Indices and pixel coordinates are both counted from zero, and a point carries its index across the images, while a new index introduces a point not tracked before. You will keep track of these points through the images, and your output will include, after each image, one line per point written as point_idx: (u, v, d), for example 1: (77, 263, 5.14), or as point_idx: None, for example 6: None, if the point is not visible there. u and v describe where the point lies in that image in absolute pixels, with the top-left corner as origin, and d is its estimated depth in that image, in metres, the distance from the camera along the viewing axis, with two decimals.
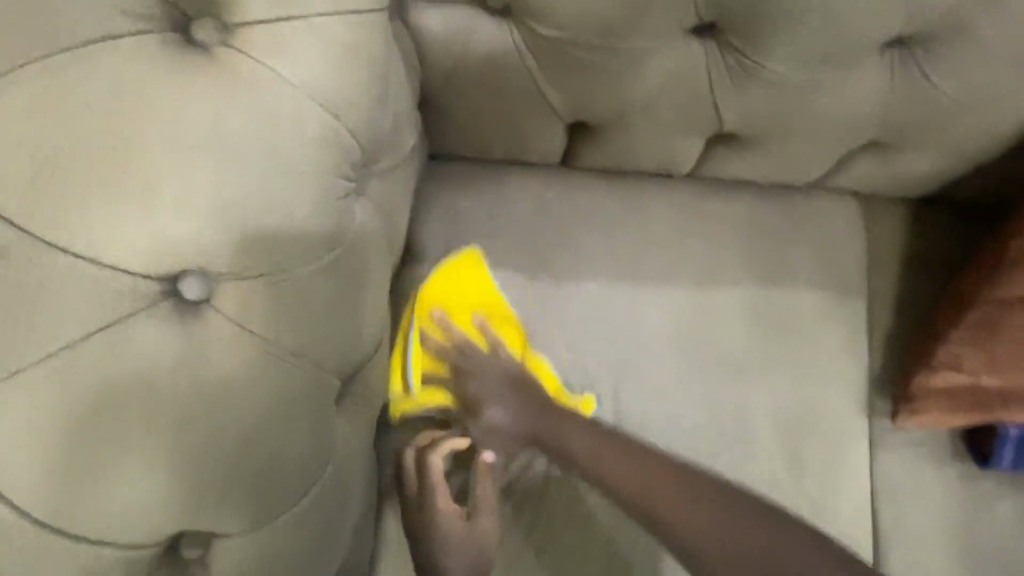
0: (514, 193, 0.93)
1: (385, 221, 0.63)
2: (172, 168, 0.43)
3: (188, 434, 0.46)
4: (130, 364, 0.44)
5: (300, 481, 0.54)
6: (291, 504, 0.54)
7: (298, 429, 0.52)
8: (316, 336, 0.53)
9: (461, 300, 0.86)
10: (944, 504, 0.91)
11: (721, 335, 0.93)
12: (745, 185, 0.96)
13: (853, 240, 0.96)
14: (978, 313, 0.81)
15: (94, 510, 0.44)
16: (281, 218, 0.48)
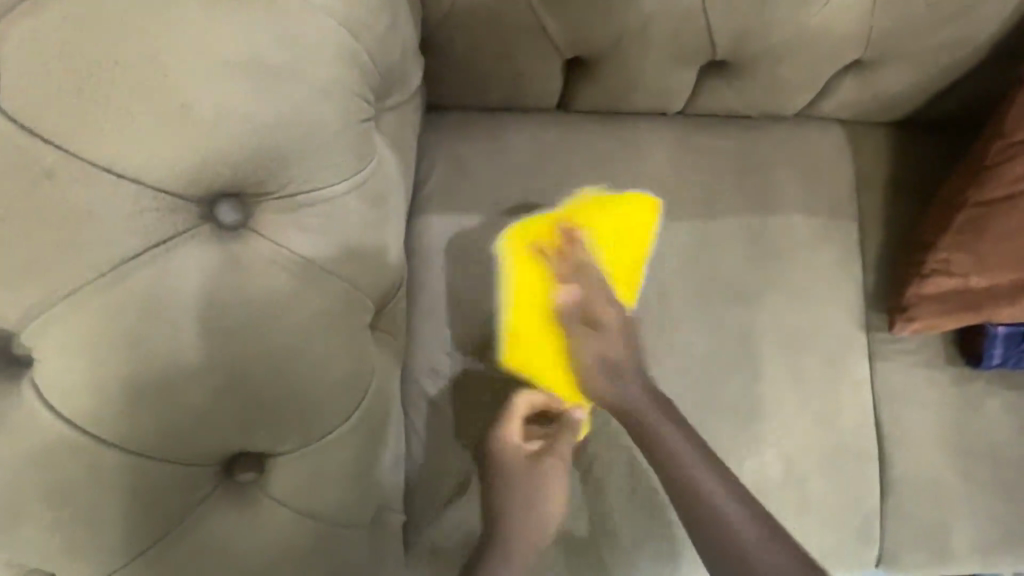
0: (515, 137, 0.94)
1: (398, 154, 0.65)
2: (201, 80, 0.45)
3: (238, 346, 0.48)
4: (178, 285, 0.46)
5: (344, 401, 0.55)
6: (338, 420, 0.55)
7: (339, 348, 0.54)
8: (349, 257, 0.54)
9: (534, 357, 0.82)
10: (941, 405, 0.96)
11: (724, 262, 0.96)
12: (734, 117, 0.99)
13: (840, 162, 1.00)
14: (965, 216, 0.85)
15: (152, 428, 0.46)
16: (311, 134, 0.50)
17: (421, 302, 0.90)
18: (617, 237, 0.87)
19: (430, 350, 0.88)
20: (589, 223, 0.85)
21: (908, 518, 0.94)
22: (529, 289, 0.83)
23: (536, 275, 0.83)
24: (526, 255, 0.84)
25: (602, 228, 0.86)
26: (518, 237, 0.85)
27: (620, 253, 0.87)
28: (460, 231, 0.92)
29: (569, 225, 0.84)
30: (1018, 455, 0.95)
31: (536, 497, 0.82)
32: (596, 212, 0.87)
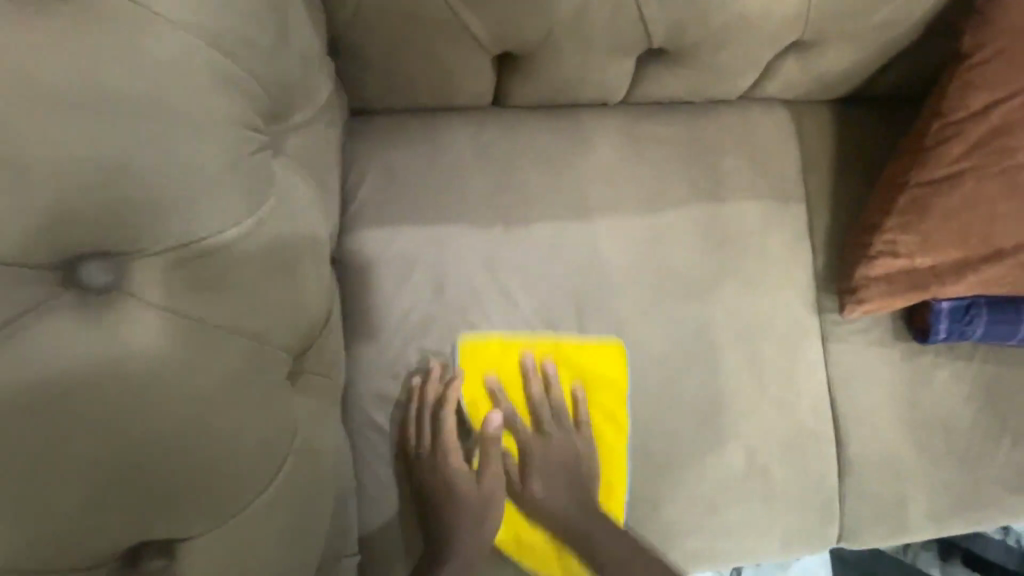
0: (449, 139, 0.88)
1: (305, 180, 0.59)
2: (47, 135, 0.41)
3: (116, 430, 0.43)
4: (29, 372, 0.41)
5: (259, 468, 0.50)
6: (254, 490, 0.51)
7: (232, 416, 0.48)
8: (237, 308, 0.49)
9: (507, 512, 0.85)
10: (893, 383, 0.97)
11: (676, 254, 0.93)
12: (676, 105, 0.96)
13: (786, 144, 0.98)
14: (909, 196, 0.84)
15: (9, 540, 0.42)
16: (181, 179, 0.45)
17: (361, 325, 0.84)
18: (581, 365, 0.89)
19: (375, 374, 0.84)
20: (544, 352, 0.88)
21: (866, 495, 0.96)
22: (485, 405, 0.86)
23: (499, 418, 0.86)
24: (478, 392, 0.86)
25: (557, 354, 0.88)
26: (482, 368, 0.86)
27: (586, 376, 0.89)
28: (396, 245, 0.85)
29: (523, 358, 0.87)
30: (967, 425, 0.96)
31: (469, 505, 0.80)
32: (548, 334, 0.88)
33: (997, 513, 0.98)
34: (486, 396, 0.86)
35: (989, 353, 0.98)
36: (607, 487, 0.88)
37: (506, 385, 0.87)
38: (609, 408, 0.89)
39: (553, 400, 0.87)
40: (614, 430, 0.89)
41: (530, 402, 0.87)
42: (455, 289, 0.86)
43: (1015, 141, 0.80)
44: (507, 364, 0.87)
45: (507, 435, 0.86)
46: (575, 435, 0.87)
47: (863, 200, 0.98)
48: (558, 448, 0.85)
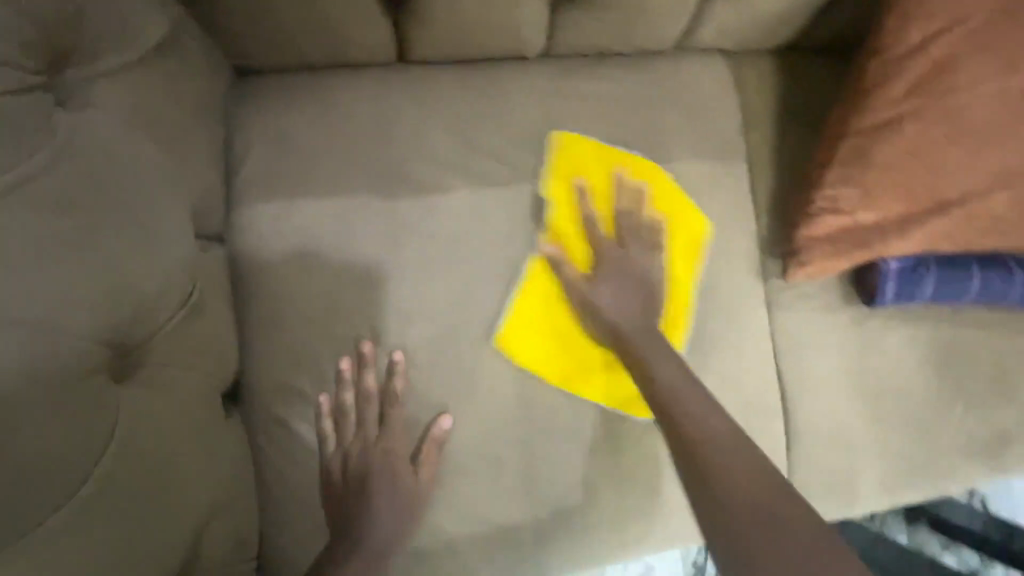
0: (349, 99, 0.80)
1: (120, 141, 0.57)
2: None
3: None
4: None
5: (60, 457, 0.47)
6: (52, 483, 0.47)
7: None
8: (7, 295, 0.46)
9: (557, 362, 0.81)
10: (842, 349, 0.91)
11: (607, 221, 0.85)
12: (603, 58, 0.89)
13: (726, 96, 0.91)
14: (850, 145, 0.78)
15: None
16: None
17: (256, 307, 0.76)
18: (665, 190, 0.87)
19: (274, 363, 0.76)
20: (639, 172, 0.86)
21: (816, 464, 0.91)
22: (564, 206, 0.83)
23: (574, 224, 0.83)
24: (557, 197, 0.83)
25: (648, 176, 0.86)
26: (571, 171, 0.84)
27: (666, 207, 0.87)
28: (293, 218, 0.77)
29: (616, 171, 0.85)
30: (920, 389, 0.92)
31: (402, 500, 0.74)
32: (632, 155, 0.86)
33: (954, 480, 0.94)
34: (566, 202, 0.83)
35: (942, 313, 0.93)
36: (672, 315, 0.85)
37: (593, 192, 0.84)
38: (686, 232, 0.87)
39: (638, 217, 0.83)
40: (686, 259, 0.87)
41: (611, 216, 0.84)
42: (362, 264, 0.78)
43: (957, 78, 0.75)
44: (598, 172, 0.85)
45: (580, 243, 0.82)
46: (653, 253, 0.82)
47: (805, 158, 0.92)
48: (636, 259, 0.81)
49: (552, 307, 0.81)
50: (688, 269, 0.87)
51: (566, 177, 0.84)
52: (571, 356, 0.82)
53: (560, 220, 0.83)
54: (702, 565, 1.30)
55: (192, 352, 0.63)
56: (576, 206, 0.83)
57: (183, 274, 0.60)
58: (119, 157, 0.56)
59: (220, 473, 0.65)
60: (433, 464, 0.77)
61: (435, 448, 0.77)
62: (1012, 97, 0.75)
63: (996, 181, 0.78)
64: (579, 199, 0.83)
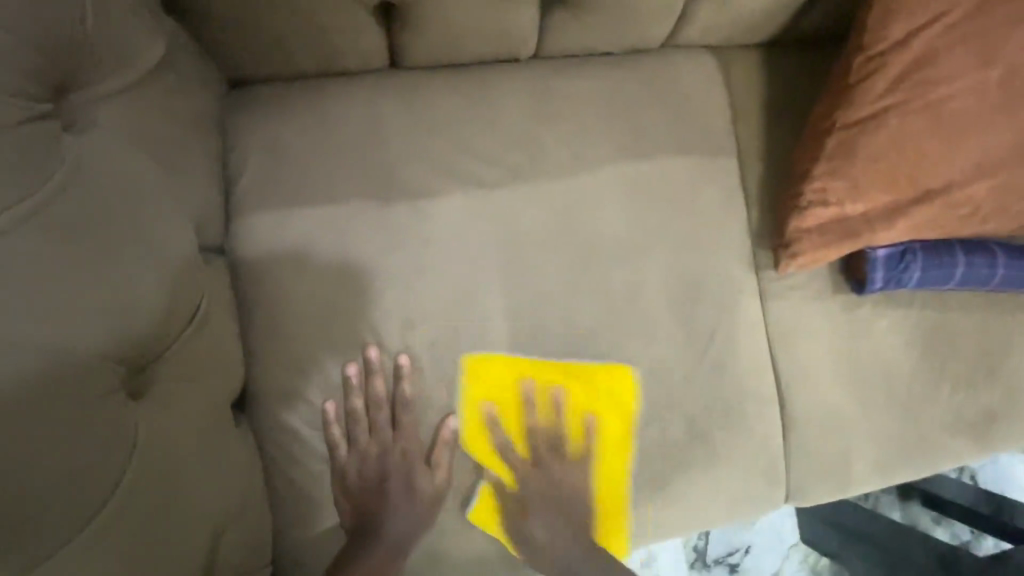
0: (343, 107, 0.81)
1: (122, 159, 0.58)
2: None
3: None
4: None
5: (87, 474, 0.49)
6: (79, 499, 0.48)
7: (11, 433, 0.44)
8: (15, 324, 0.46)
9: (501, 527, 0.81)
10: (833, 336, 0.94)
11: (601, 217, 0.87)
12: (592, 58, 0.90)
13: (714, 93, 0.92)
14: (836, 138, 0.80)
15: None
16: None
17: (258, 317, 0.77)
18: (598, 396, 0.85)
19: (280, 372, 0.77)
20: (550, 378, 0.83)
21: (811, 450, 0.94)
22: (512, 403, 0.82)
23: (485, 447, 0.81)
24: (482, 391, 0.81)
25: (566, 379, 0.84)
26: (479, 394, 0.81)
27: (599, 408, 0.85)
28: (292, 227, 0.78)
29: (525, 385, 0.82)
30: (908, 373, 0.94)
31: (414, 499, 0.76)
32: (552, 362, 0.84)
33: (944, 460, 0.97)
34: (483, 423, 0.81)
35: (929, 298, 0.95)
36: (607, 509, 0.85)
37: (504, 407, 0.82)
38: (617, 449, 0.85)
39: (558, 429, 0.83)
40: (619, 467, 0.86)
41: (529, 432, 0.82)
42: (362, 270, 0.79)
43: (939, 70, 0.77)
44: (506, 393, 0.82)
45: (529, 437, 0.82)
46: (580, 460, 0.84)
47: (791, 149, 0.94)
48: (564, 472, 0.82)
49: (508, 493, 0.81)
50: (613, 469, 0.85)
51: (489, 376, 0.81)
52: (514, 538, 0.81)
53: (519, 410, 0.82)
54: (703, 550, 1.34)
55: (199, 367, 0.64)
56: (526, 403, 0.82)
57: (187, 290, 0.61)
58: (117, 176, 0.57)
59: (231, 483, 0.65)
60: (440, 463, 0.78)
61: (443, 448, 0.78)
62: (991, 88, 0.77)
63: (976, 169, 0.80)
64: (524, 394, 0.82)
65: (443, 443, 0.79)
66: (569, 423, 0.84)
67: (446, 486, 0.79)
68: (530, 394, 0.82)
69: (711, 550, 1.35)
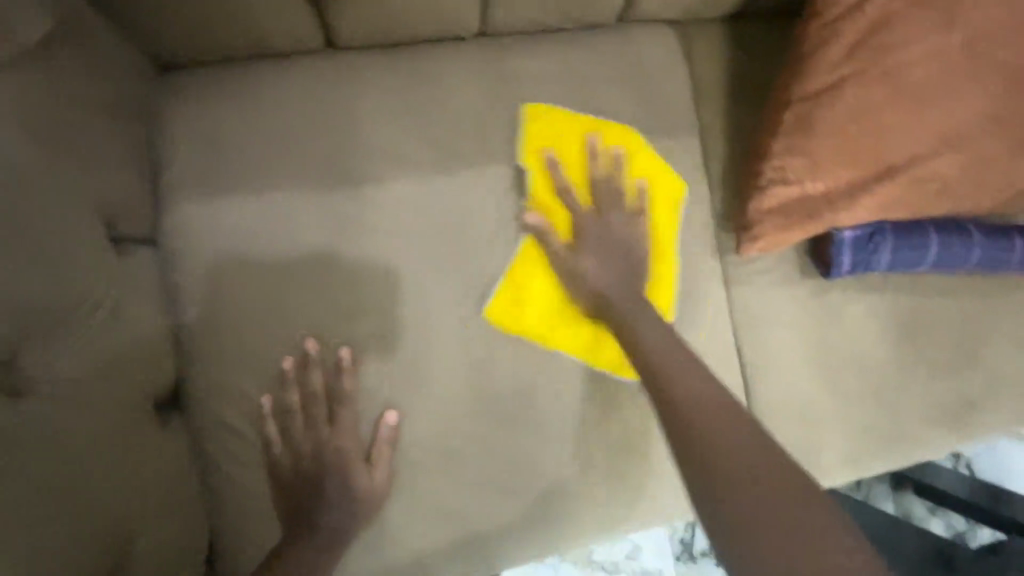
0: (276, 89, 0.78)
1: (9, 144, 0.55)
2: None
3: None
4: None
5: None
6: None
7: None
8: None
9: (534, 316, 0.81)
10: (801, 322, 0.90)
11: (610, 188, 0.82)
12: (541, 35, 0.86)
13: (672, 70, 0.88)
14: (794, 112, 0.76)
15: None
16: None
17: (190, 312, 0.74)
18: (644, 159, 0.86)
19: (213, 366, 0.74)
20: (613, 139, 0.84)
21: (779, 441, 0.90)
22: (568, 153, 0.83)
23: (550, 191, 0.82)
24: (542, 149, 0.82)
25: (618, 141, 0.85)
26: (541, 143, 0.82)
27: (650, 174, 0.85)
28: (225, 216, 0.75)
29: (589, 139, 0.83)
30: (881, 358, 0.90)
31: (350, 497, 0.73)
32: (610, 123, 0.85)
33: (921, 450, 0.92)
34: (542, 168, 0.82)
35: (903, 281, 0.91)
36: (658, 279, 0.85)
37: (565, 164, 0.82)
38: (664, 215, 0.86)
39: (615, 182, 0.82)
40: (666, 234, 0.86)
41: (587, 184, 0.82)
42: (300, 259, 0.76)
43: (897, 37, 0.72)
44: (572, 145, 0.83)
45: (582, 191, 0.82)
46: (636, 220, 0.82)
47: (753, 128, 0.89)
48: (617, 228, 0.80)
49: (544, 275, 0.81)
50: (665, 238, 0.86)
51: (537, 142, 0.83)
52: (560, 320, 0.81)
53: (575, 170, 0.83)
54: (689, 542, 1.33)
55: (98, 364, 0.61)
56: (549, 174, 0.81)
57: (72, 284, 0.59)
58: None
59: (141, 482, 0.64)
60: (382, 460, 0.75)
61: (384, 441, 0.76)
62: (955, 54, 0.73)
63: (942, 142, 0.76)
64: (585, 154, 0.83)
65: (387, 437, 0.76)
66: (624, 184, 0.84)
67: (390, 482, 0.76)
68: (592, 156, 0.83)
69: (697, 543, 1.33)
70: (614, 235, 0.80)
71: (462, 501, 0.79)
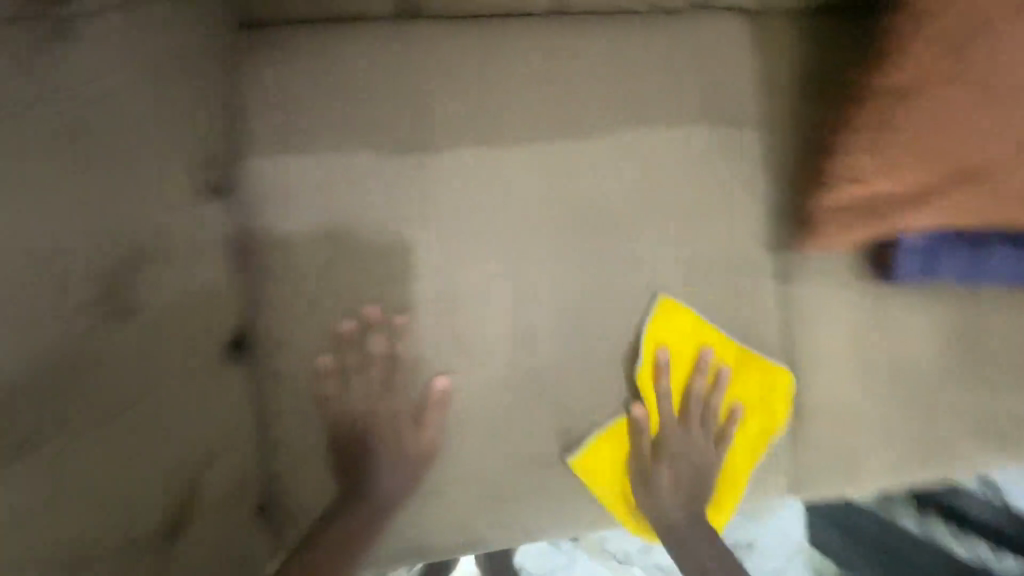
0: (349, 53, 0.79)
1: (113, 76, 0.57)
2: None
3: None
4: None
5: (62, 387, 0.49)
6: (60, 414, 0.49)
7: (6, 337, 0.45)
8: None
9: (605, 473, 0.83)
10: (852, 326, 0.89)
11: (656, 219, 0.85)
12: (614, 17, 0.85)
13: (742, 59, 0.87)
14: (872, 109, 0.75)
15: None
16: None
17: (257, 265, 0.76)
18: (755, 390, 0.87)
19: (274, 319, 0.77)
20: (725, 358, 0.86)
21: (820, 444, 0.89)
22: (679, 357, 0.85)
23: (652, 390, 0.84)
24: (658, 346, 0.84)
25: (733, 360, 0.87)
26: (661, 340, 0.84)
27: (751, 401, 0.87)
28: (296, 177, 0.77)
29: (703, 351, 0.85)
30: (931, 368, 0.89)
31: (399, 462, 0.77)
32: (728, 340, 0.87)
33: (966, 467, 0.91)
34: (654, 366, 0.84)
35: (961, 296, 0.89)
36: (723, 495, 0.88)
37: (674, 365, 0.85)
38: (752, 435, 0.88)
39: (710, 400, 0.86)
40: (746, 456, 0.88)
41: (685, 393, 0.86)
42: (362, 222, 0.78)
43: (990, 32, 0.70)
44: (686, 349, 0.85)
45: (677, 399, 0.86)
46: (714, 441, 0.86)
47: (823, 121, 0.88)
48: (695, 446, 0.85)
49: (621, 448, 0.84)
50: (745, 460, 0.88)
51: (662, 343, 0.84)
52: (620, 493, 0.85)
53: (675, 374, 0.86)
54: None
55: (181, 306, 0.63)
56: (657, 374, 0.84)
57: (159, 226, 0.61)
58: (101, 91, 0.55)
59: (208, 423, 0.67)
60: (429, 425, 0.78)
61: (432, 408, 0.78)
62: None
63: None
64: (693, 364, 0.86)
65: (435, 406, 0.78)
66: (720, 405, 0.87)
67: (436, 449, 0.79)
68: (700, 368, 0.85)
69: None
70: (691, 451, 0.85)
71: (499, 470, 0.81)
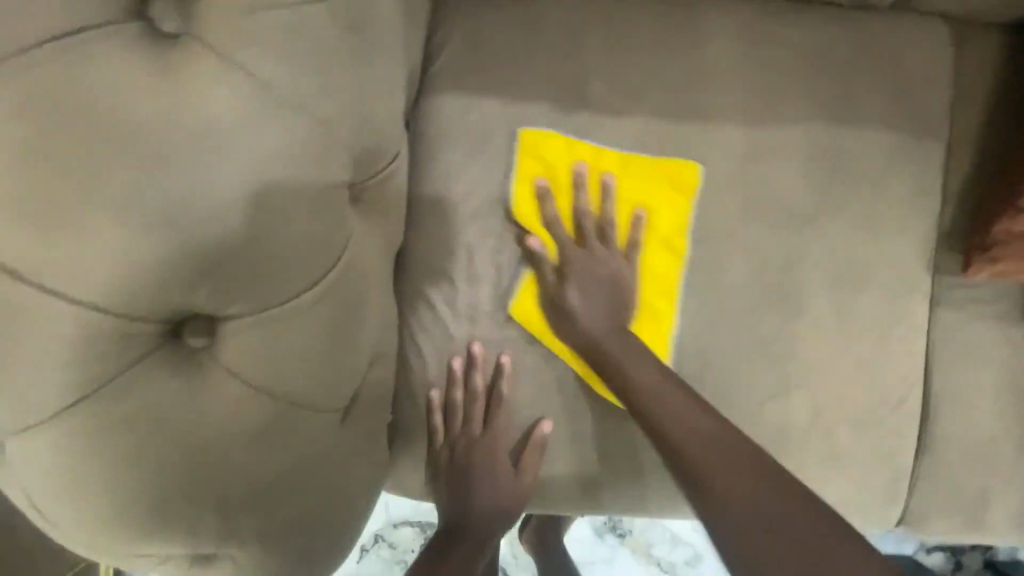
0: (546, 10, 0.81)
1: None
2: None
3: (166, 175, 0.40)
4: (80, 93, 0.39)
5: (316, 253, 0.49)
6: (308, 280, 0.49)
7: (285, 197, 0.45)
8: (273, 92, 0.44)
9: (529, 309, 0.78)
10: (1004, 365, 0.84)
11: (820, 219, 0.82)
12: (807, 11, 0.83)
13: (940, 71, 0.83)
14: None
15: (99, 286, 0.41)
16: None
17: (415, 195, 0.80)
18: (646, 187, 0.80)
19: (433, 250, 0.79)
20: (606, 165, 0.79)
21: (946, 481, 0.85)
22: (555, 178, 0.79)
23: (538, 222, 0.79)
24: (532, 173, 0.79)
25: (619, 167, 0.79)
26: (534, 170, 0.79)
27: (650, 199, 0.80)
28: (476, 120, 0.80)
29: (578, 165, 0.79)
30: None
31: (498, 492, 0.79)
32: (610, 149, 0.80)
33: None
34: (534, 198, 0.79)
35: None
36: (658, 318, 0.80)
37: (556, 192, 0.79)
38: (665, 238, 0.80)
39: (602, 216, 0.79)
40: (664, 267, 0.80)
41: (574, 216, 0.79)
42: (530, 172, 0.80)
43: None
44: (563, 171, 0.79)
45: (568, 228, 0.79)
46: (621, 256, 0.79)
47: (999, 153, 0.84)
48: (603, 265, 0.77)
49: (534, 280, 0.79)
50: (667, 271, 0.80)
51: (530, 172, 0.79)
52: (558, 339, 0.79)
53: (562, 201, 0.79)
54: None
55: (394, 209, 0.63)
56: (541, 204, 0.78)
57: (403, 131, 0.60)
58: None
59: None
60: (544, 378, 0.80)
61: (532, 448, 0.79)
62: None
63: None
64: (572, 181, 0.79)
65: (534, 448, 0.80)
66: (618, 213, 0.79)
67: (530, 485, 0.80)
68: (579, 185, 0.78)
69: None
70: (608, 280, 0.77)
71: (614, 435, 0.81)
